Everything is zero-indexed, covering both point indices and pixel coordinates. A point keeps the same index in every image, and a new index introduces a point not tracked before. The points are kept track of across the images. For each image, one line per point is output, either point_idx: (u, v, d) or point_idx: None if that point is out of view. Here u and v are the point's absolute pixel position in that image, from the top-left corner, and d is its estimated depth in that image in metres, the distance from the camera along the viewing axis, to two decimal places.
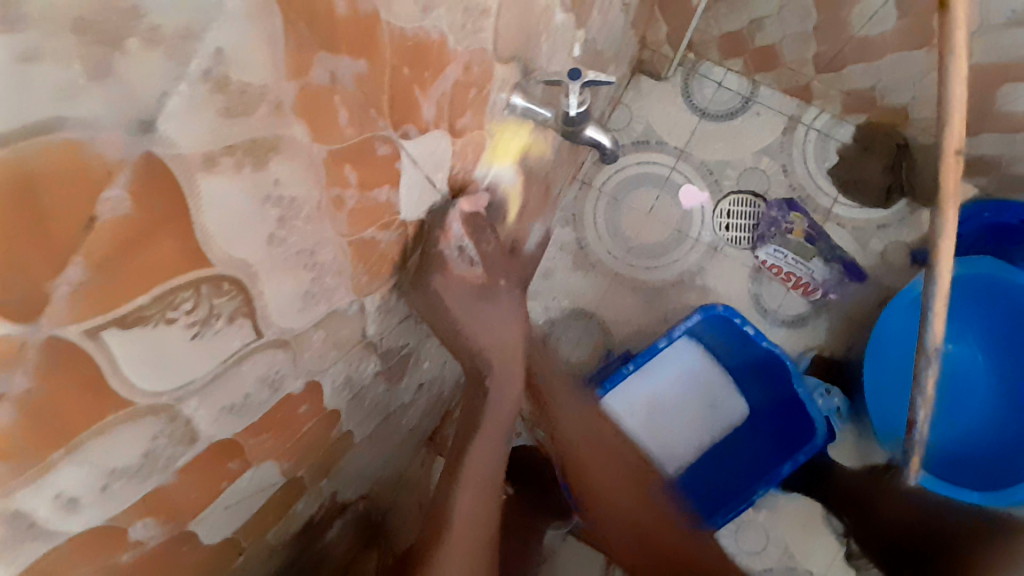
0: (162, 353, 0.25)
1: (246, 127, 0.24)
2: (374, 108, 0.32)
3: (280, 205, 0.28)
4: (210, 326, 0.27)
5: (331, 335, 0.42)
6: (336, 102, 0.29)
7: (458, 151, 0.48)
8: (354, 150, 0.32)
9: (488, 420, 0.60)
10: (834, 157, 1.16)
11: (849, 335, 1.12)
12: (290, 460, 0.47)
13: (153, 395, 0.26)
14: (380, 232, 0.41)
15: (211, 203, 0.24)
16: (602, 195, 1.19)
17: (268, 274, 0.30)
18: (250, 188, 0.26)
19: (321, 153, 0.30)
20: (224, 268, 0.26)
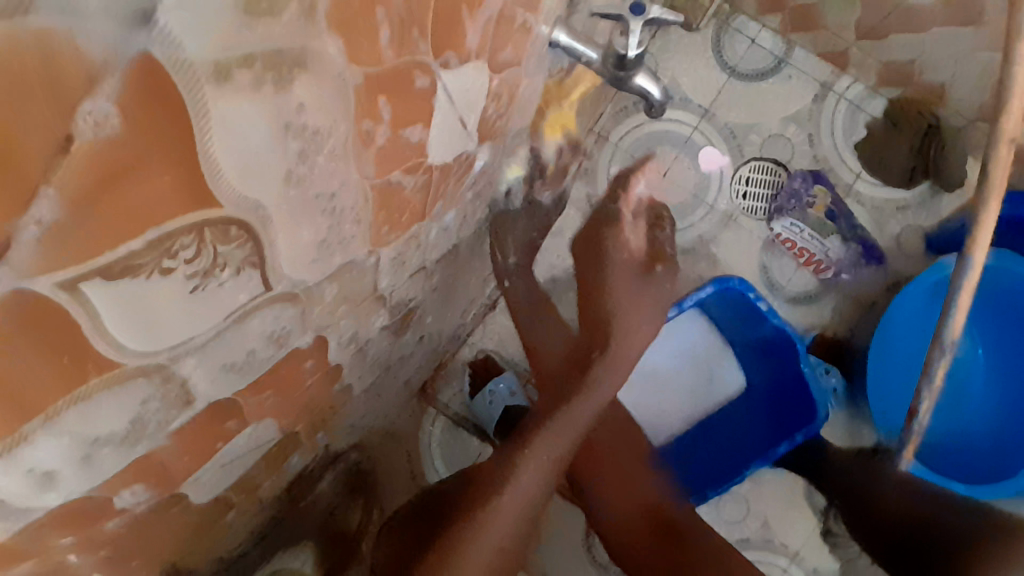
0: (156, 310, 0.21)
1: (271, 33, 0.19)
2: (415, 28, 0.27)
3: (303, 137, 0.23)
4: (213, 278, 0.23)
5: (342, 289, 0.38)
6: (377, 13, 0.24)
7: (493, 91, 0.42)
8: (389, 79, 0.27)
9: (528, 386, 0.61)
10: (862, 132, 1.10)
11: (857, 315, 1.09)
12: (289, 417, 0.44)
13: (142, 355, 0.22)
14: (405, 177, 0.36)
15: (223, 127, 0.19)
16: (617, 151, 1.14)
17: (283, 219, 0.25)
18: (272, 114, 0.21)
19: (355, 78, 0.24)
20: (234, 210, 0.22)
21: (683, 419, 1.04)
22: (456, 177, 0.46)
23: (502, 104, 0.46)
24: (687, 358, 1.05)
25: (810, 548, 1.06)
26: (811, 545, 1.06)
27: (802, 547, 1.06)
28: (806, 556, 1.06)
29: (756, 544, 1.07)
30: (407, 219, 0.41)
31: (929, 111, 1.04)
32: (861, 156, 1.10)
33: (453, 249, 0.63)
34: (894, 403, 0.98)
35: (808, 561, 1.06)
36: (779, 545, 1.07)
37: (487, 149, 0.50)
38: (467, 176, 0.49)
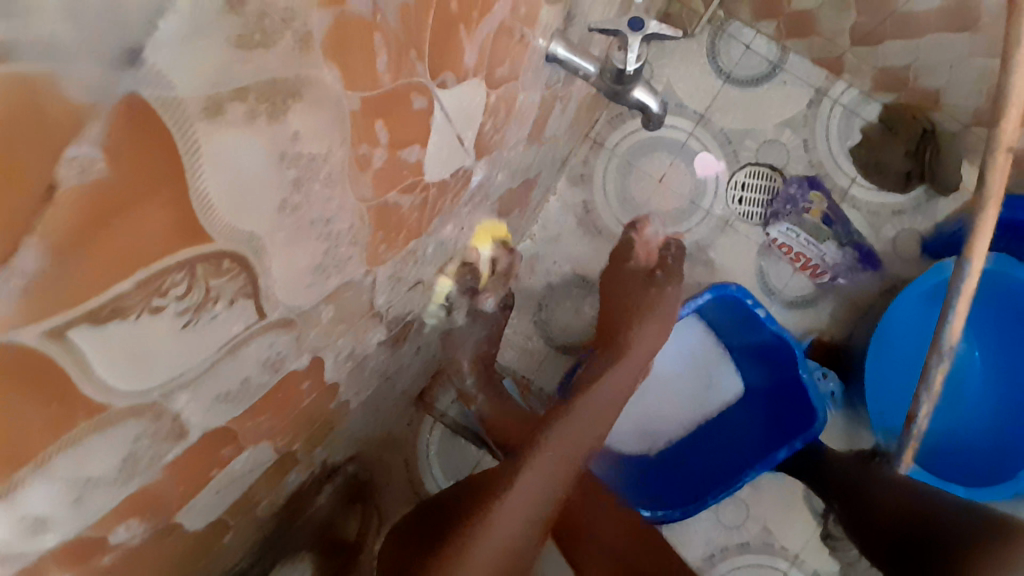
0: (146, 347, 0.20)
1: (263, 64, 0.18)
2: (413, 49, 0.27)
3: (299, 164, 0.22)
4: (205, 311, 0.22)
5: (339, 310, 0.37)
6: (374, 37, 0.23)
7: (491, 106, 0.42)
8: (387, 101, 0.27)
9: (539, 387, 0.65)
10: (857, 136, 1.10)
11: (853, 320, 1.09)
12: (285, 437, 0.44)
13: (133, 393, 0.21)
14: (403, 196, 0.35)
15: (215, 161, 0.18)
16: (613, 156, 1.13)
17: (279, 247, 0.25)
18: (265, 143, 0.20)
19: (352, 102, 0.24)
20: (226, 242, 0.21)
21: (682, 424, 1.04)
22: (454, 191, 0.46)
23: (500, 117, 0.46)
24: (686, 362, 1.05)
25: (809, 551, 1.06)
26: (810, 547, 1.06)
27: (802, 550, 1.06)
28: (805, 559, 1.06)
29: (755, 547, 1.07)
30: (404, 236, 0.40)
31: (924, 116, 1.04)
32: (856, 160, 1.10)
33: (451, 261, 0.62)
34: (892, 406, 0.98)
35: (808, 563, 1.06)
36: (779, 548, 1.07)
37: (484, 162, 0.49)
38: (465, 190, 0.49)
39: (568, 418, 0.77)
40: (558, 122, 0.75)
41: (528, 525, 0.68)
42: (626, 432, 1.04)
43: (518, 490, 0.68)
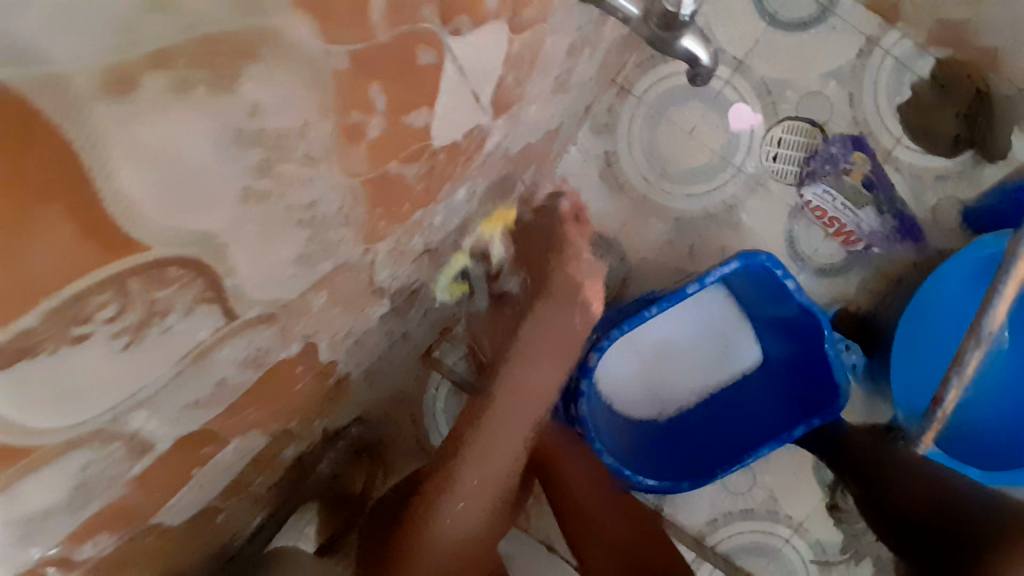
0: (77, 377, 0.17)
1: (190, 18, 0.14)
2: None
3: (265, 144, 0.18)
4: (150, 325, 0.19)
5: (331, 295, 0.33)
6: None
7: (513, 56, 0.36)
8: (380, 59, 0.22)
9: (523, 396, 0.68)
10: (906, 93, 1.01)
11: (886, 291, 1.03)
12: (278, 421, 0.41)
13: (73, 423, 0.19)
14: (408, 167, 0.30)
15: (138, 153, 0.15)
16: (640, 105, 1.05)
17: (242, 244, 0.20)
18: (212, 120, 0.16)
19: (328, 64, 0.19)
20: (175, 247, 0.18)
21: (693, 395, 1.00)
22: (467, 154, 0.40)
23: (523, 70, 0.40)
24: (701, 333, 0.99)
25: (813, 520, 1.06)
26: (814, 516, 1.06)
27: (807, 519, 1.06)
28: (808, 528, 1.06)
29: (759, 515, 1.06)
30: (411, 206, 0.36)
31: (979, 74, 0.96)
32: (904, 119, 1.01)
33: (463, 225, 0.57)
34: (917, 385, 0.94)
35: (811, 533, 1.06)
36: (783, 516, 1.06)
37: (503, 121, 0.44)
38: (480, 152, 0.43)
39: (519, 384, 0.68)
40: (585, 69, 0.68)
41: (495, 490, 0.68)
42: (634, 401, 1.00)
43: (472, 466, 0.65)
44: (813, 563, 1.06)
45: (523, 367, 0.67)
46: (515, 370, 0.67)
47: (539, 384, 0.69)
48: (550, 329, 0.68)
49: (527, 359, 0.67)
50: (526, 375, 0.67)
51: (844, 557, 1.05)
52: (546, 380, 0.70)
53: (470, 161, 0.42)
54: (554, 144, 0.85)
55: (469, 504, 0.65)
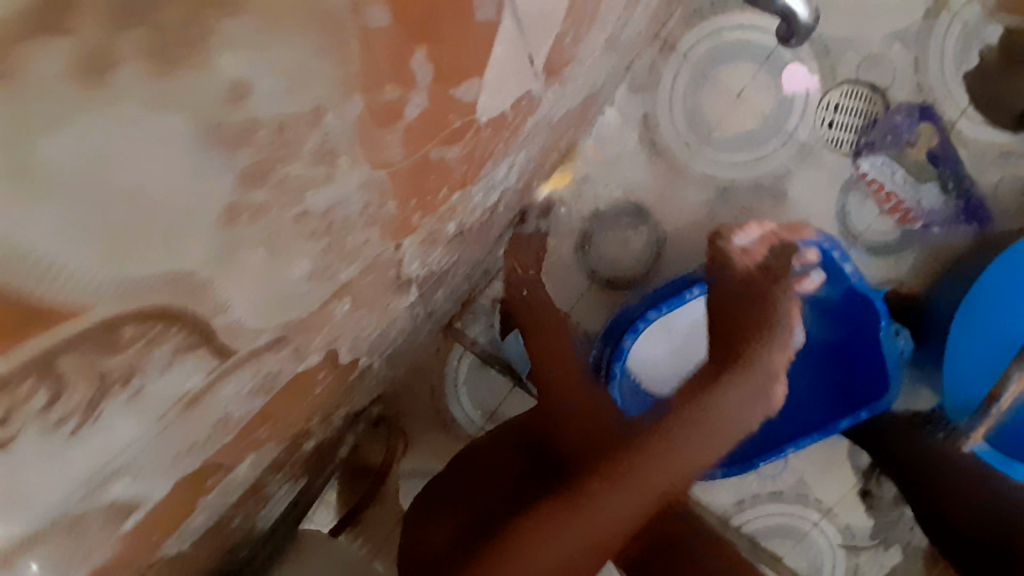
0: (21, 477, 0.15)
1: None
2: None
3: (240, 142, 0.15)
4: (109, 398, 0.16)
5: (354, 302, 0.28)
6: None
7: (573, 12, 0.30)
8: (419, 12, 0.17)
9: (670, 463, 0.56)
10: (973, 61, 0.91)
11: (939, 273, 0.95)
12: (295, 427, 0.37)
13: (26, 518, 0.16)
14: (449, 151, 0.25)
15: (38, 182, 0.12)
16: (686, 63, 0.96)
17: (227, 273, 0.17)
18: (176, 117, 0.13)
19: (357, 23, 0.16)
20: (134, 293, 0.15)
21: None
22: (512, 128, 0.34)
23: (581, 26, 0.34)
24: None
25: (845, 507, 1.01)
26: (846, 501, 1.01)
27: (836, 504, 1.02)
28: (838, 513, 1.02)
29: (788, 498, 1.02)
30: (447, 192, 0.30)
31: None
32: (969, 88, 0.92)
33: (498, 202, 0.52)
34: (968, 379, 0.88)
35: (841, 518, 1.01)
36: (813, 500, 1.02)
37: (551, 87, 0.38)
38: (527, 122, 0.37)
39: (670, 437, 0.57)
40: (638, 23, 0.60)
41: (585, 556, 0.53)
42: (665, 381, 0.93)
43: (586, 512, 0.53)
44: (841, 548, 1.02)
45: (679, 432, 0.57)
46: (678, 436, 0.57)
47: (695, 455, 0.57)
48: (739, 402, 0.58)
49: (703, 415, 0.57)
50: (696, 437, 0.57)
51: (874, 543, 1.01)
52: (700, 455, 0.57)
53: (515, 135, 0.36)
54: (593, 106, 0.78)
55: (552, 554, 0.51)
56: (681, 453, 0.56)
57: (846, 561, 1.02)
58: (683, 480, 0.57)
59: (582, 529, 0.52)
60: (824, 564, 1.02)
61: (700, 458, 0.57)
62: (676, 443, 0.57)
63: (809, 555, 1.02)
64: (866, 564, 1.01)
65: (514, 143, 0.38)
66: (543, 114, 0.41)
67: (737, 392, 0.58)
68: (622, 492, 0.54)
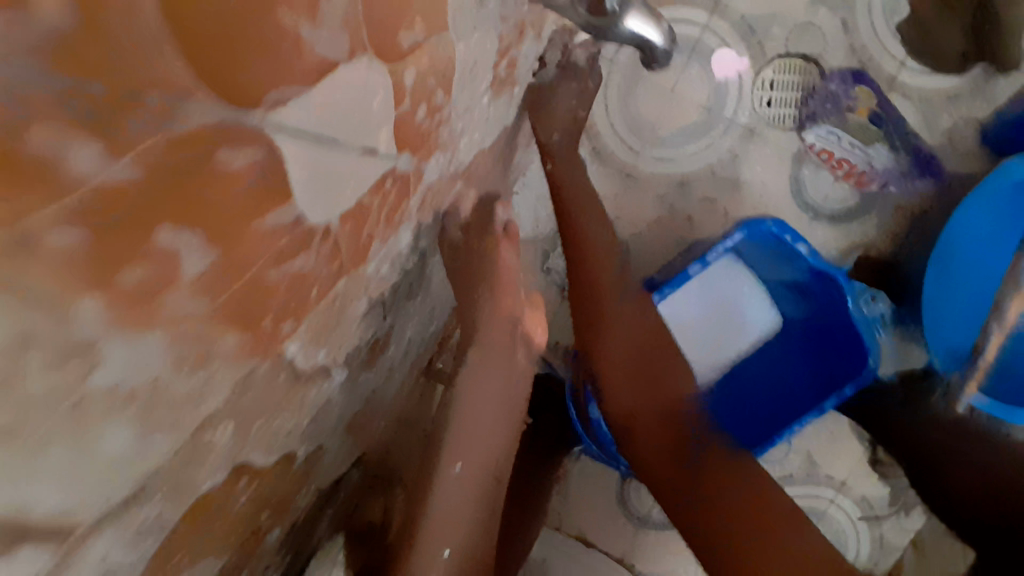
0: None
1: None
2: (140, 96, 0.14)
3: None
4: None
5: (242, 418, 0.28)
6: (71, 137, 0.13)
7: (413, 91, 0.31)
8: (149, 203, 0.15)
9: (486, 402, 0.52)
10: (904, 10, 0.91)
11: (904, 233, 0.95)
12: (229, 538, 0.36)
13: None
14: (297, 261, 0.25)
15: None
16: (615, 68, 0.94)
17: (26, 477, 0.15)
18: None
19: (38, 254, 0.13)
20: None
21: (709, 373, 0.89)
22: (391, 204, 0.35)
23: (436, 93, 0.34)
24: (710, 306, 0.88)
25: (856, 478, 1.00)
26: (857, 475, 1.00)
27: (849, 477, 1.00)
28: (852, 486, 1.00)
29: (800, 480, 1.00)
30: (322, 288, 0.30)
31: None
32: (904, 37, 0.91)
33: (422, 256, 0.52)
34: (954, 328, 0.86)
35: (855, 490, 1.00)
36: (824, 478, 1.00)
37: (430, 153, 0.38)
38: (409, 195, 0.37)
39: (465, 411, 0.51)
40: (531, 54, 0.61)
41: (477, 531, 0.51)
42: None
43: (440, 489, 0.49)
44: (862, 520, 1.00)
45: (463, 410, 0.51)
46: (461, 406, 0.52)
47: (500, 386, 0.53)
48: (504, 412, 0.54)
49: (465, 428, 0.51)
50: (483, 389, 0.52)
51: (893, 510, 1.00)
52: (512, 386, 0.55)
53: (402, 208, 0.37)
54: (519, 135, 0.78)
55: (450, 514, 0.49)
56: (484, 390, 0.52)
57: (870, 533, 1.00)
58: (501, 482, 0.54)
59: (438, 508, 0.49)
60: (849, 540, 1.00)
61: (503, 442, 0.54)
62: (467, 456, 0.51)
63: (831, 533, 1.00)
64: (891, 531, 1.00)
65: (405, 215, 0.39)
66: (435, 173, 0.42)
67: (487, 364, 0.53)
68: (465, 441, 0.51)
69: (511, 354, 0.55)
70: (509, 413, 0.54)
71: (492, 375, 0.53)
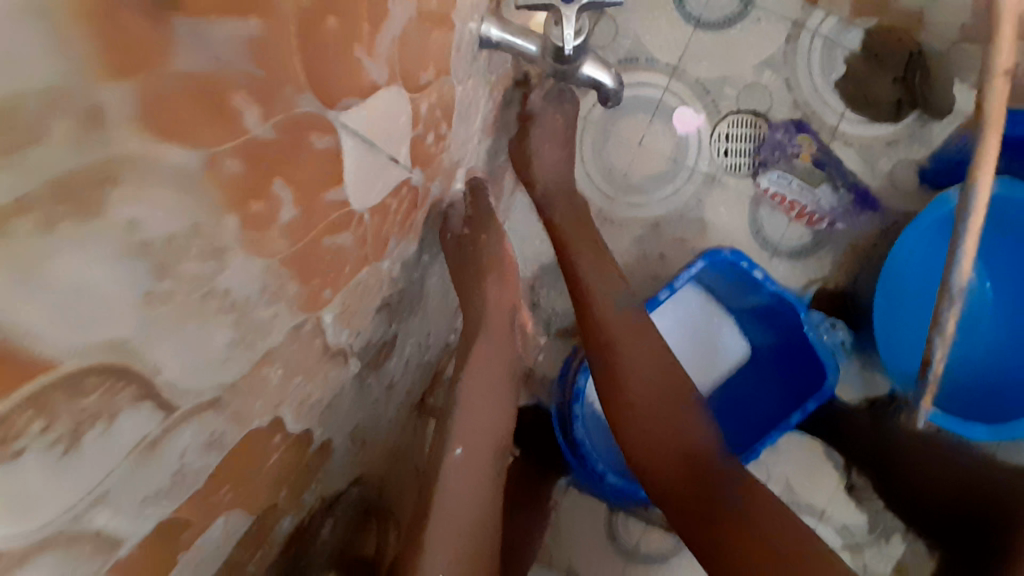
0: (25, 492, 0.19)
1: (24, 93, 0.13)
2: (278, 86, 0.22)
3: (164, 250, 0.19)
4: (84, 433, 0.20)
5: (286, 368, 0.34)
6: (244, 101, 0.20)
7: (424, 117, 0.39)
8: (273, 154, 0.23)
9: (486, 387, 0.61)
10: (840, 69, 1.03)
11: (856, 263, 1.05)
12: (258, 499, 0.41)
13: (29, 528, 0.20)
14: (339, 236, 0.33)
15: (69, 316, 0.17)
16: (588, 124, 1.06)
17: (164, 338, 0.21)
18: (144, 264, 0.18)
19: (216, 174, 0.20)
20: (114, 355, 0.19)
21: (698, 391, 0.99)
22: (403, 209, 0.43)
23: (440, 122, 0.43)
24: (691, 331, 0.99)
25: (835, 506, 1.01)
26: (836, 502, 1.01)
27: (828, 505, 1.01)
28: (832, 514, 1.01)
29: None
30: (351, 269, 0.37)
31: (910, 35, 0.99)
32: (842, 93, 1.04)
33: (423, 272, 0.59)
34: (903, 348, 0.95)
35: (836, 518, 1.01)
36: (804, 505, 1.02)
37: (433, 174, 0.47)
38: (416, 208, 0.46)
39: (472, 400, 0.60)
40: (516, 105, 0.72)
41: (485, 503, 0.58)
42: None
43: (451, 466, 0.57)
44: (844, 550, 1.00)
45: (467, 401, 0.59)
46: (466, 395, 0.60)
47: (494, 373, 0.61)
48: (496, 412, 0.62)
49: (468, 410, 0.59)
50: (484, 371, 0.61)
51: (874, 538, 1.00)
52: (506, 377, 0.63)
53: (411, 216, 0.45)
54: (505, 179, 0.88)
55: (461, 486, 0.57)
56: (480, 377, 0.60)
57: (854, 562, 1.00)
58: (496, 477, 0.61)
59: (448, 487, 0.56)
60: None
61: (502, 423, 0.62)
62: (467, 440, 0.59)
63: None
64: (873, 561, 1.00)
65: (413, 223, 0.46)
66: (436, 192, 0.50)
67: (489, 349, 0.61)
68: (473, 414, 0.59)
69: (508, 340, 0.64)
70: (506, 396, 0.63)
71: (487, 362, 0.61)
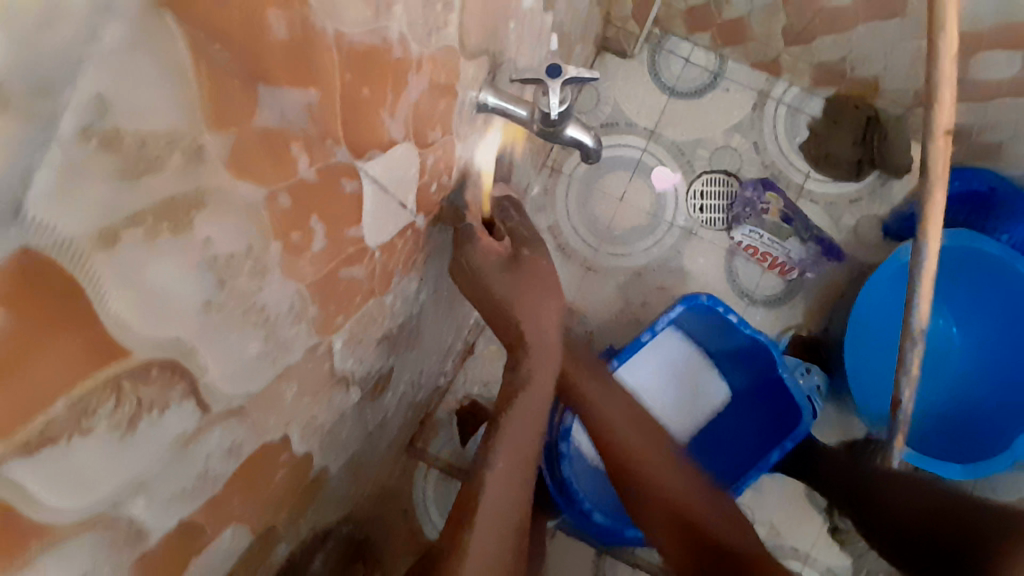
0: (94, 469, 0.22)
1: (155, 137, 0.18)
2: (322, 139, 0.27)
3: (224, 266, 0.23)
4: (144, 420, 0.23)
5: (300, 386, 0.37)
6: (296, 151, 0.25)
7: (430, 168, 0.45)
8: (312, 193, 0.28)
9: (531, 416, 0.64)
10: (804, 132, 1.13)
11: (827, 310, 1.11)
12: (262, 517, 0.43)
13: (89, 504, 0.23)
14: (354, 267, 0.37)
15: (153, 313, 0.21)
16: (573, 180, 1.15)
17: (214, 343, 0.25)
18: (210, 275, 0.23)
19: (269, 207, 0.25)
20: (178, 351, 0.23)
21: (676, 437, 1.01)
22: (407, 248, 0.47)
23: (443, 172, 0.49)
24: (670, 378, 1.03)
25: (819, 548, 1.03)
26: (820, 545, 1.03)
27: (812, 548, 1.03)
28: (817, 557, 1.02)
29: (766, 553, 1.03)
30: (361, 299, 0.41)
31: (866, 104, 1.07)
32: (806, 155, 1.13)
33: (421, 310, 0.63)
34: (875, 392, 0.99)
35: (820, 561, 1.02)
36: (789, 549, 1.03)
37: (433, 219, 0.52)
38: (418, 248, 0.50)
39: (512, 428, 0.63)
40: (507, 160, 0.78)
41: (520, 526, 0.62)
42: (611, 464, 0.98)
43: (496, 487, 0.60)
44: None
45: (514, 422, 0.63)
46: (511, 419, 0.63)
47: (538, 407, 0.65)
48: (527, 429, 0.63)
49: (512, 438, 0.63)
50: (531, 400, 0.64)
51: None
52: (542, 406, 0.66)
53: (413, 255, 0.50)
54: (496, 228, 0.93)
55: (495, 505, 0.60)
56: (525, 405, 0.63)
57: None
58: (526, 485, 0.64)
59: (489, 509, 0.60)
60: None
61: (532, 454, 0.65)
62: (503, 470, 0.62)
63: None
64: None
65: (414, 262, 0.51)
66: (435, 235, 0.55)
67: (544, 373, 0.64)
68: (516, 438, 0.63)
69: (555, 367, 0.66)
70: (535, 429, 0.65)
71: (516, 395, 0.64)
